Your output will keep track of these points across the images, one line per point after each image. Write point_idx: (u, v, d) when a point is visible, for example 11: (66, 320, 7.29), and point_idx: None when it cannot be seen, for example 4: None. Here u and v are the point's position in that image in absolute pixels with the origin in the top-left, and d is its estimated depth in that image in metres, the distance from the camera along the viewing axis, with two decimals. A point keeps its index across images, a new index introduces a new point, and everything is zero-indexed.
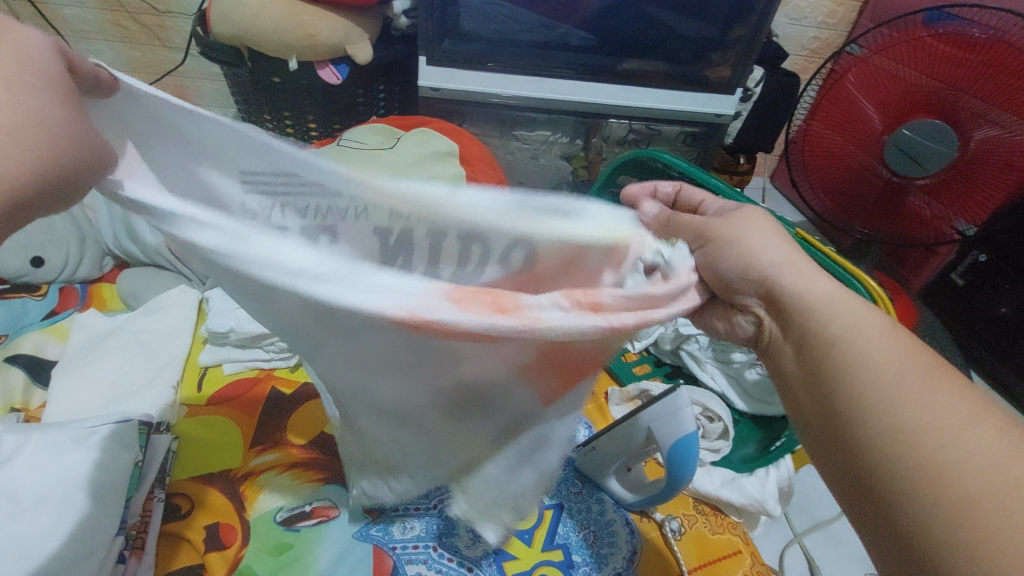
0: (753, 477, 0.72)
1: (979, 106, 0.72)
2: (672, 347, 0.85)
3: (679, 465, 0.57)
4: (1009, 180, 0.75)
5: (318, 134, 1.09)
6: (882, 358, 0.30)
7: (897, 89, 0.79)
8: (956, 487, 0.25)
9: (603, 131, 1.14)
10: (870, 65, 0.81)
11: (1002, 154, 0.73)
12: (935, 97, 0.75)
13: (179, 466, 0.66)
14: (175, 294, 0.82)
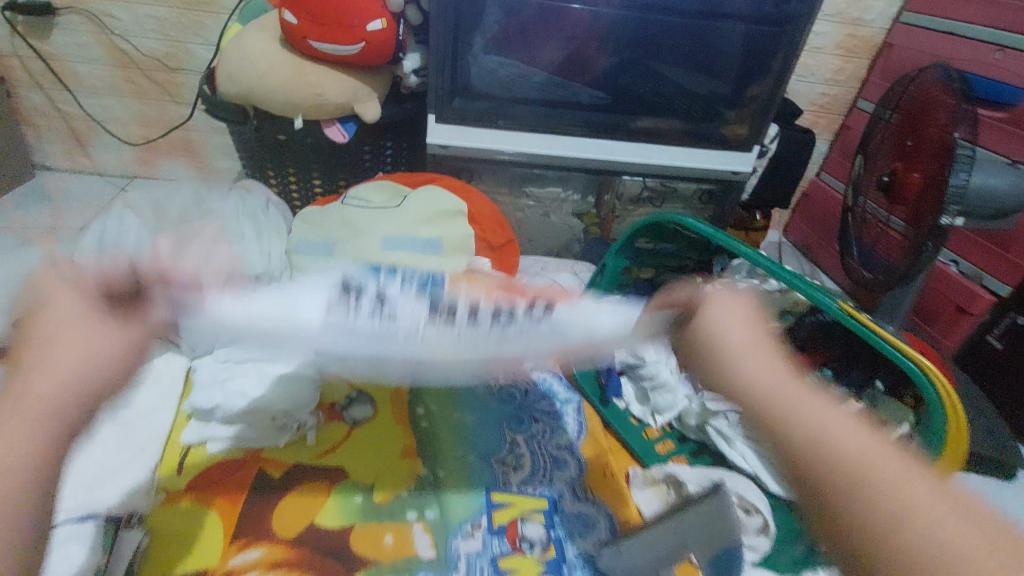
0: None
1: (926, 119, 0.91)
2: (698, 422, 0.79)
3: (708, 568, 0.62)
4: (944, 162, 0.83)
5: (323, 191, 1.07)
6: (745, 355, 0.35)
7: (887, 136, 1.02)
8: (810, 447, 0.29)
9: (616, 188, 1.08)
10: (877, 125, 1.07)
11: (939, 143, 0.85)
12: (900, 125, 0.98)
13: (147, 566, 0.58)
14: (159, 364, 0.76)
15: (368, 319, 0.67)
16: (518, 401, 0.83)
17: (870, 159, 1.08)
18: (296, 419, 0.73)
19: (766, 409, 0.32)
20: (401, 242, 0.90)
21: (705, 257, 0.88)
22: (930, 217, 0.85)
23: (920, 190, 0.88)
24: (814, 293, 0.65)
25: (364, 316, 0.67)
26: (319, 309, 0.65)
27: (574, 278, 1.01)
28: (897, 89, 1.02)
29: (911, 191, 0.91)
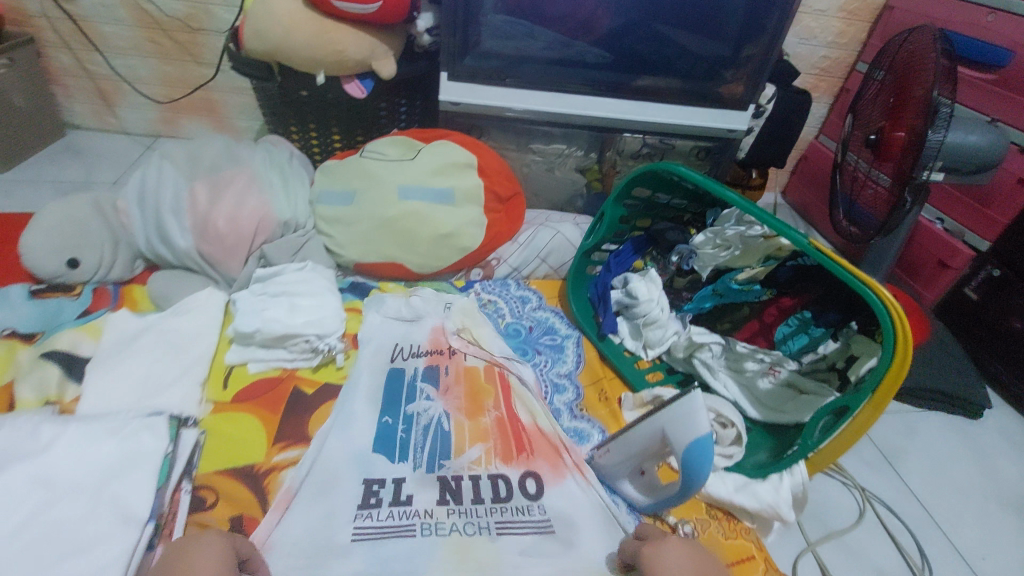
0: (767, 483, 0.68)
1: (913, 78, 0.95)
2: (685, 355, 0.88)
3: (692, 466, 0.58)
4: (923, 119, 0.87)
5: (341, 147, 1.14)
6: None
7: (879, 95, 1.06)
8: None
9: (617, 145, 1.14)
10: (870, 85, 1.11)
11: (921, 101, 0.90)
12: (891, 85, 1.02)
13: (208, 459, 0.68)
14: (202, 297, 0.85)
15: (390, 517, 0.60)
16: (523, 336, 0.92)
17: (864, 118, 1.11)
18: (327, 343, 0.81)
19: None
20: (416, 192, 0.97)
21: (698, 207, 0.95)
22: (909, 172, 0.90)
23: (903, 146, 0.93)
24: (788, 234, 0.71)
25: (390, 512, 0.61)
26: (347, 519, 0.59)
27: (576, 229, 1.06)
28: (891, 48, 1.05)
29: (895, 148, 0.96)
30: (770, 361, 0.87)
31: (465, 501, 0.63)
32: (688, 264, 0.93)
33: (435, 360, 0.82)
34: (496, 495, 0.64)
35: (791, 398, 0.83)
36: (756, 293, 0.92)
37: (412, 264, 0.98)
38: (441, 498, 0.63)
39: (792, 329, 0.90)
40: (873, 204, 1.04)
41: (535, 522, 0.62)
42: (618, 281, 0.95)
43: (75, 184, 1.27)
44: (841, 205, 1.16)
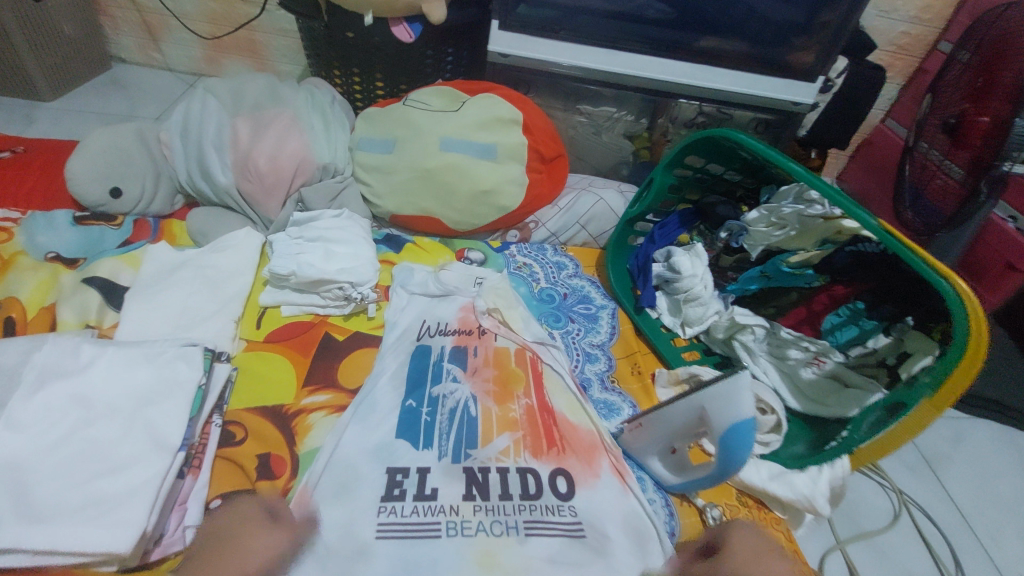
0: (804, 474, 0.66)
1: (1007, 59, 0.85)
2: (725, 336, 0.84)
3: (728, 451, 0.56)
4: (1011, 104, 0.79)
5: (384, 95, 1.10)
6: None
7: (961, 77, 0.97)
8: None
9: (671, 111, 1.07)
10: (954, 64, 1.01)
11: (1011, 85, 0.81)
12: (977, 65, 0.93)
13: (238, 395, 0.68)
14: (240, 235, 0.85)
15: (414, 512, 0.60)
16: (557, 302, 0.90)
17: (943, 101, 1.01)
18: (360, 292, 0.80)
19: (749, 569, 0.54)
20: (458, 144, 0.93)
21: (752, 182, 0.90)
22: (986, 163, 0.82)
23: (985, 134, 0.85)
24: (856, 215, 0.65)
25: (414, 507, 0.60)
26: (371, 512, 0.59)
27: (620, 198, 1.01)
28: (983, 24, 0.95)
29: (974, 136, 0.87)
30: (816, 350, 0.84)
31: (491, 497, 0.63)
32: (737, 242, 0.88)
33: (463, 341, 0.80)
34: (524, 492, 0.64)
35: (835, 390, 0.80)
36: (806, 279, 0.88)
37: (449, 221, 0.95)
38: (466, 493, 0.63)
39: (842, 319, 0.85)
40: (940, 197, 0.96)
41: (564, 527, 0.61)
42: (659, 254, 0.90)
43: (119, 116, 1.28)
44: (905, 197, 1.08)
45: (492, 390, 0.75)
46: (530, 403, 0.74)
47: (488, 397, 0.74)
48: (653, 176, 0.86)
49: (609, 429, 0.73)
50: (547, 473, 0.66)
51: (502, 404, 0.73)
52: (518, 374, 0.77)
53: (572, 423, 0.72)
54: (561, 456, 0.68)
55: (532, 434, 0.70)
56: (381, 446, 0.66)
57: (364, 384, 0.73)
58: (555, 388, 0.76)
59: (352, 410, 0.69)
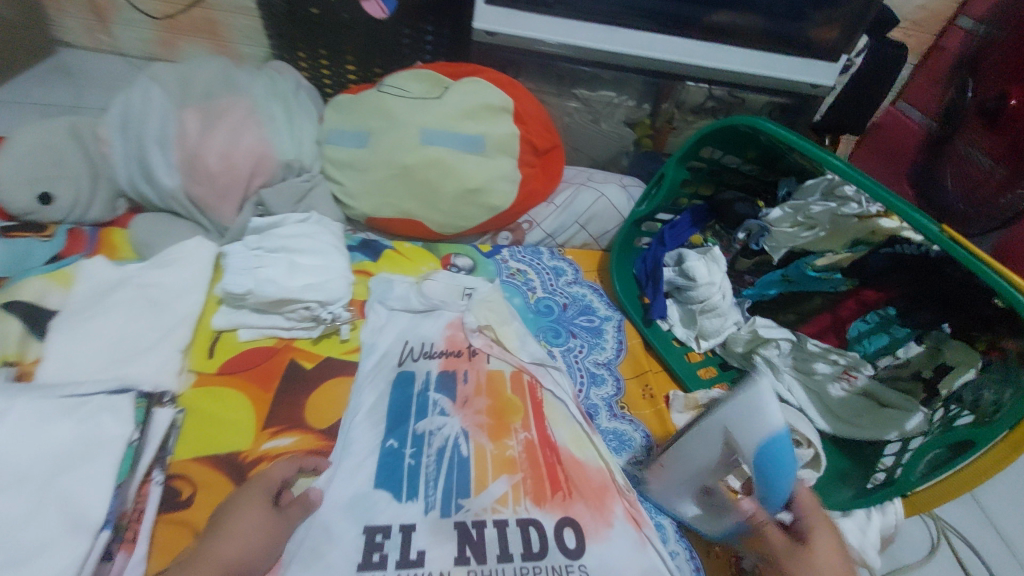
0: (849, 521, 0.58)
1: None
2: (745, 350, 0.75)
3: (765, 477, 0.49)
4: None
5: (357, 80, 0.98)
6: None
7: (995, 55, 0.88)
8: None
9: (678, 95, 0.96)
10: (983, 38, 0.92)
11: None
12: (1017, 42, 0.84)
13: (184, 443, 0.57)
14: (190, 246, 0.73)
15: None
16: (556, 315, 0.80)
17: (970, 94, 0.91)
18: (330, 312, 0.69)
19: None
20: (441, 136, 0.82)
21: (773, 175, 0.81)
22: None
23: None
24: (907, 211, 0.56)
25: None
26: None
27: (623, 193, 0.91)
28: None
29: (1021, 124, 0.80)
30: (846, 364, 0.75)
31: (488, 558, 0.54)
32: (757, 244, 0.79)
33: (451, 364, 0.70)
34: (527, 550, 0.55)
35: (868, 410, 0.72)
36: (834, 283, 0.78)
37: (432, 223, 0.85)
38: (459, 555, 0.54)
39: (870, 326, 0.76)
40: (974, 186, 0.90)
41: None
42: (670, 258, 0.81)
43: (62, 108, 1.14)
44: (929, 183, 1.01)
45: (485, 421, 0.65)
46: (530, 437, 0.64)
47: (481, 431, 0.64)
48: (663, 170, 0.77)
49: (620, 466, 0.64)
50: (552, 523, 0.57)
51: (497, 440, 0.63)
52: (515, 400, 0.68)
53: (579, 460, 0.63)
54: (568, 503, 0.59)
55: (534, 476, 0.60)
56: (358, 499, 0.57)
57: (341, 421, 0.63)
58: (558, 417, 0.67)
59: (326, 455, 0.60)
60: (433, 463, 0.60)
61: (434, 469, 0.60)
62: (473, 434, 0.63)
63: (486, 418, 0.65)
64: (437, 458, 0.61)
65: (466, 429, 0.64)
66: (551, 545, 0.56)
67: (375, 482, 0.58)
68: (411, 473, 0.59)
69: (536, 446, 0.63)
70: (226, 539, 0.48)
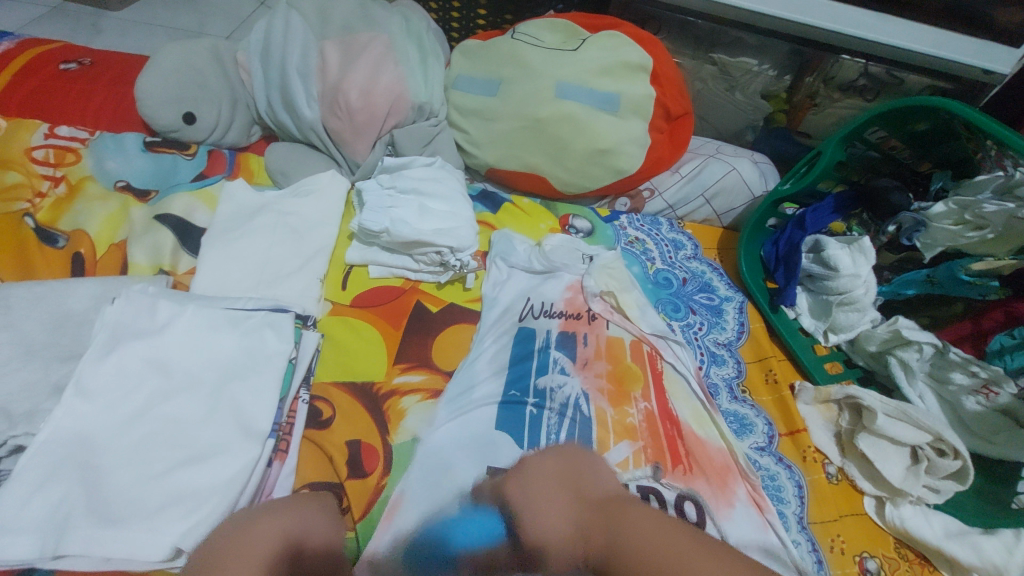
0: (994, 539, 0.57)
1: None
2: (878, 350, 0.71)
3: (447, 543, 0.47)
4: None
5: (485, 26, 0.96)
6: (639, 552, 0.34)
7: None
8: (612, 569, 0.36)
9: (827, 69, 0.89)
10: None
11: None
12: None
13: (325, 367, 0.60)
14: (325, 178, 0.74)
15: None
16: (674, 289, 0.78)
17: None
18: (459, 259, 0.69)
19: (605, 485, 0.41)
20: (576, 89, 0.79)
21: (928, 166, 0.74)
22: None
23: None
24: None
25: None
26: None
27: (755, 168, 0.86)
28: None
29: None
30: (987, 377, 0.66)
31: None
32: (908, 239, 0.72)
33: (571, 326, 0.68)
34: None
35: (1006, 429, 0.64)
36: (983, 291, 0.70)
37: (557, 180, 0.83)
38: None
39: (1015, 341, 0.67)
40: None
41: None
42: (807, 244, 0.77)
43: (188, 33, 1.16)
44: None
45: (606, 386, 0.63)
46: (652, 410, 0.62)
47: (602, 396, 0.62)
48: (820, 149, 0.76)
49: (743, 451, 0.62)
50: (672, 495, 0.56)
51: (617, 406, 0.62)
52: (635, 367, 0.66)
53: (694, 438, 0.61)
54: (689, 478, 0.58)
55: (656, 446, 0.59)
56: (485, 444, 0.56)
57: (464, 365, 0.63)
58: (679, 392, 0.65)
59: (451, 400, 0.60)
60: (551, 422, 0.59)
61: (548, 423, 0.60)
62: (595, 397, 0.62)
63: (608, 382, 0.64)
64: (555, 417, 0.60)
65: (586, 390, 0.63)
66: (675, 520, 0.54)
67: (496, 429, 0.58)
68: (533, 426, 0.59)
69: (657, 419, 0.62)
70: (265, 517, 0.38)
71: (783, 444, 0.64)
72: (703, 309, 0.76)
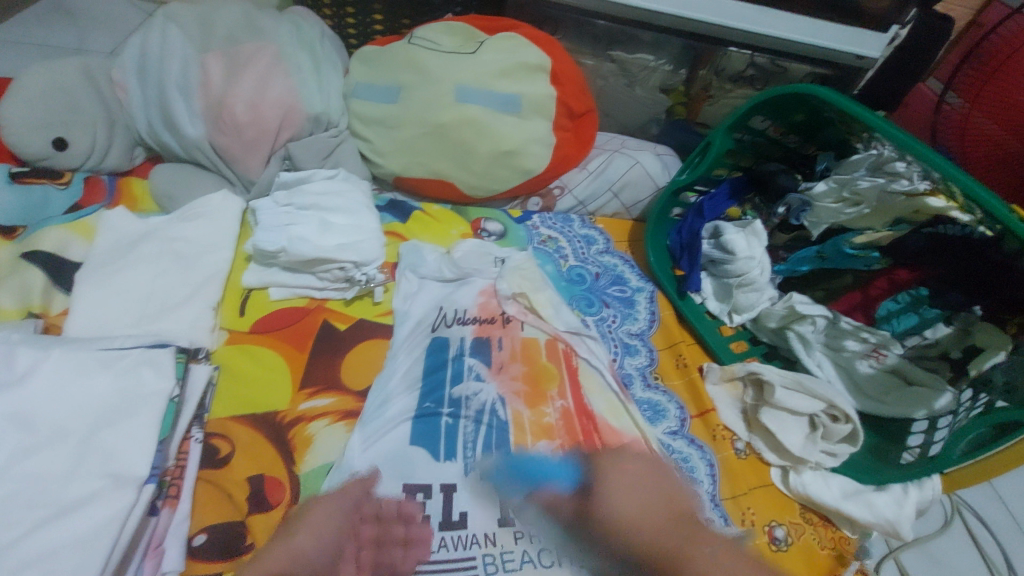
0: (888, 494, 0.61)
1: None
2: (778, 326, 0.76)
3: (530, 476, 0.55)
4: None
5: (382, 31, 0.94)
6: (630, 527, 0.52)
7: None
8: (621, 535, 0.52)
9: (717, 61, 0.93)
10: None
11: None
12: None
13: (220, 402, 0.56)
14: (216, 200, 0.71)
15: (442, 546, 0.50)
16: (588, 284, 0.79)
17: (993, 92, 0.79)
18: (365, 273, 0.68)
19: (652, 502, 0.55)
20: (475, 93, 0.79)
21: (813, 149, 0.79)
22: None
23: None
24: (960, 182, 0.57)
25: (439, 539, 0.51)
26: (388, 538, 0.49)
27: (657, 161, 0.89)
28: None
29: None
30: (877, 341, 0.72)
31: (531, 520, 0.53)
32: (797, 219, 0.77)
33: (485, 331, 0.68)
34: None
35: (895, 388, 0.69)
36: (867, 261, 0.75)
37: (464, 185, 0.83)
38: (503, 516, 0.53)
39: (899, 306, 0.73)
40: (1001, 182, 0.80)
41: None
42: (708, 230, 0.80)
43: (64, 50, 1.07)
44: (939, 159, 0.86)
45: (520, 387, 0.63)
46: (567, 406, 0.63)
47: (518, 399, 0.62)
48: (710, 139, 0.79)
49: (657, 436, 0.63)
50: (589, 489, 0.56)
51: (532, 406, 0.62)
52: (551, 364, 0.66)
53: (611, 427, 0.62)
54: (606, 471, 0.58)
55: (573, 443, 0.59)
56: (399, 459, 0.54)
57: (375, 383, 0.61)
58: (596, 384, 0.66)
59: (364, 415, 0.58)
60: (466, 429, 0.58)
61: (464, 433, 0.58)
62: (510, 401, 0.62)
63: (525, 384, 0.63)
64: (469, 424, 0.59)
65: (499, 393, 0.62)
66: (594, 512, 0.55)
67: (410, 441, 0.56)
68: (449, 435, 0.57)
69: (574, 414, 0.62)
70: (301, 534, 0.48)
71: (694, 426, 0.66)
72: (615, 302, 0.78)
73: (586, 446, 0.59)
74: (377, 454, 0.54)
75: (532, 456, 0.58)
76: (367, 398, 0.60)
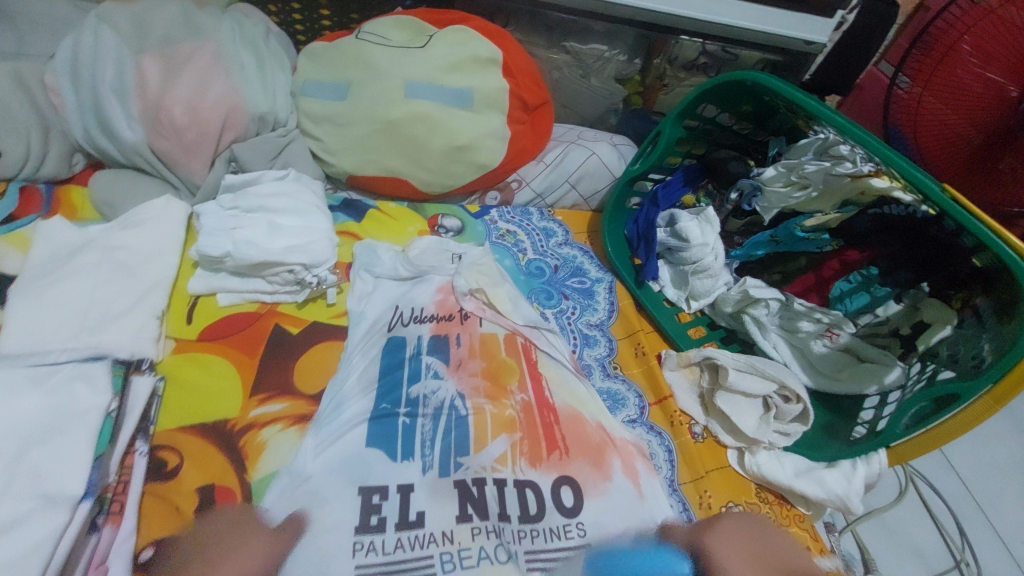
0: (836, 470, 0.63)
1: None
2: (735, 310, 0.77)
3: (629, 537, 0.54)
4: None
5: (331, 27, 0.92)
6: None
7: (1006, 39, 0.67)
8: None
9: (670, 50, 0.94)
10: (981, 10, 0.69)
11: None
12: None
13: (166, 413, 0.55)
14: (158, 206, 0.68)
15: (399, 547, 0.49)
16: (547, 277, 0.79)
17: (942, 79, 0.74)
18: (315, 275, 0.67)
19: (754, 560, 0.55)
20: (425, 87, 0.78)
21: (766, 134, 0.80)
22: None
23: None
24: (896, 164, 0.59)
25: (398, 539, 0.49)
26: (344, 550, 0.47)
27: (614, 151, 0.89)
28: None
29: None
30: (829, 322, 0.73)
31: (490, 515, 0.53)
32: (749, 205, 0.78)
33: (443, 328, 0.67)
34: (524, 513, 0.54)
35: (848, 366, 0.71)
36: (819, 243, 0.76)
37: (419, 182, 0.82)
38: (461, 513, 0.52)
39: (851, 286, 0.75)
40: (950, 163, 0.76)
41: (571, 551, 0.53)
42: (663, 219, 0.81)
43: None
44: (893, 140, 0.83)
45: (479, 382, 0.62)
46: (527, 400, 0.62)
47: (476, 394, 0.60)
48: (660, 128, 0.79)
49: (616, 425, 0.64)
50: (547, 482, 0.56)
51: (492, 400, 0.60)
52: (510, 357, 0.65)
53: (570, 417, 0.61)
54: (564, 463, 0.57)
55: (532, 436, 0.58)
56: (355, 462, 0.53)
57: (330, 386, 0.61)
58: (556, 376, 0.66)
59: (318, 420, 0.57)
60: (424, 428, 0.57)
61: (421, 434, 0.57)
62: (469, 396, 0.60)
63: (483, 380, 0.62)
64: (426, 423, 0.58)
65: (458, 390, 0.61)
66: (551, 504, 0.55)
67: (366, 446, 0.55)
68: (406, 437, 0.56)
69: (534, 407, 0.61)
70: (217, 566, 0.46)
71: (653, 413, 0.67)
72: (574, 294, 0.78)
73: (546, 438, 0.58)
74: (329, 458, 0.53)
75: (490, 451, 0.56)
76: (322, 401, 0.59)
